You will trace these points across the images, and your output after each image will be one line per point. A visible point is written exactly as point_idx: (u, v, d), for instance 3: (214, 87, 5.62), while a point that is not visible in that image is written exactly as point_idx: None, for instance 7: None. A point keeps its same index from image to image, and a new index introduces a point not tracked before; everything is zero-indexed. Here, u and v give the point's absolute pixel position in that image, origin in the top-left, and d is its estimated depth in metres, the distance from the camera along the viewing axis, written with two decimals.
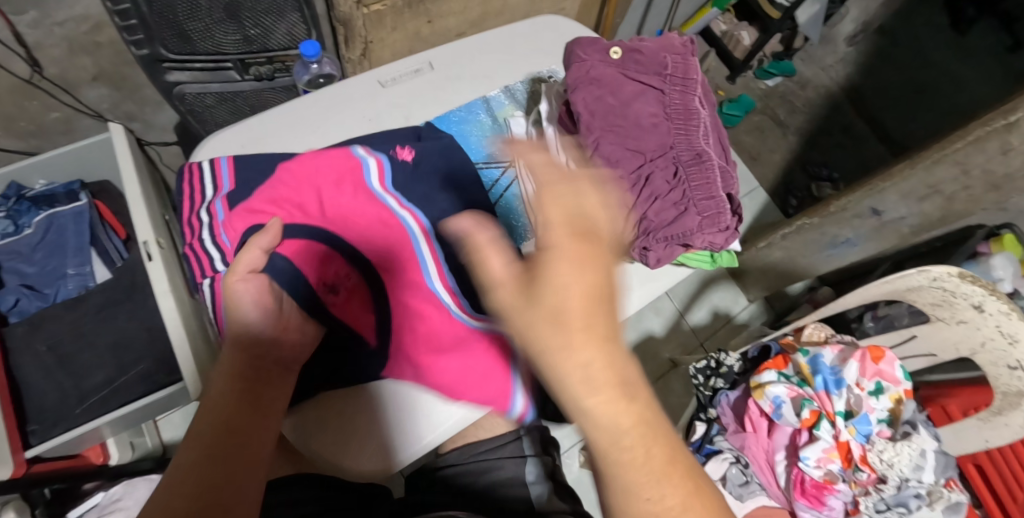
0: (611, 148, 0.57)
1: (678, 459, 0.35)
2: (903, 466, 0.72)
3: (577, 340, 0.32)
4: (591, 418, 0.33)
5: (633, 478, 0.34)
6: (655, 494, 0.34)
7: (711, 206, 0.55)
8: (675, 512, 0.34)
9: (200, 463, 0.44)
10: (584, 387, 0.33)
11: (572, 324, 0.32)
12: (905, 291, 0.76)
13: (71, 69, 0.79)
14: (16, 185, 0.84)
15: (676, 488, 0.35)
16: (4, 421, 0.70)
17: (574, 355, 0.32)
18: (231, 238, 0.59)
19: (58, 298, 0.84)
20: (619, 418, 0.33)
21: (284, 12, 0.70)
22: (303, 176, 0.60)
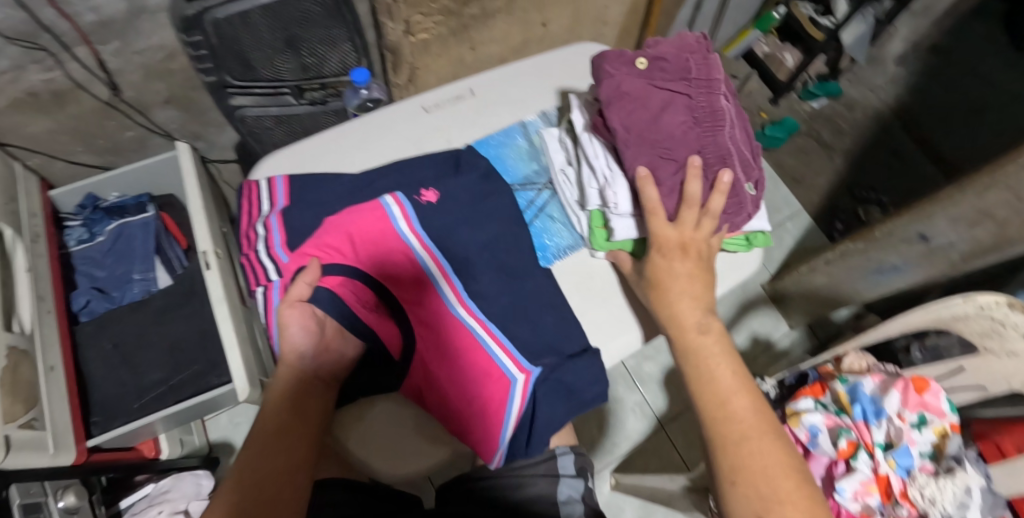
0: (647, 159, 0.59)
1: (755, 394, 0.54)
2: (947, 503, 0.66)
3: (669, 296, 0.59)
4: (687, 352, 0.57)
5: (714, 400, 0.54)
6: (730, 417, 0.52)
7: (736, 203, 0.61)
8: (746, 429, 0.52)
9: (253, 469, 0.51)
10: (679, 327, 0.58)
11: (670, 285, 0.59)
12: (951, 320, 0.73)
13: (145, 93, 0.87)
14: (93, 196, 0.93)
15: (748, 414, 0.53)
16: (71, 410, 0.77)
17: (669, 304, 0.59)
18: (283, 249, 0.61)
19: (125, 300, 0.91)
20: (704, 347, 0.56)
21: (338, 42, 0.76)
22: (339, 220, 0.62)
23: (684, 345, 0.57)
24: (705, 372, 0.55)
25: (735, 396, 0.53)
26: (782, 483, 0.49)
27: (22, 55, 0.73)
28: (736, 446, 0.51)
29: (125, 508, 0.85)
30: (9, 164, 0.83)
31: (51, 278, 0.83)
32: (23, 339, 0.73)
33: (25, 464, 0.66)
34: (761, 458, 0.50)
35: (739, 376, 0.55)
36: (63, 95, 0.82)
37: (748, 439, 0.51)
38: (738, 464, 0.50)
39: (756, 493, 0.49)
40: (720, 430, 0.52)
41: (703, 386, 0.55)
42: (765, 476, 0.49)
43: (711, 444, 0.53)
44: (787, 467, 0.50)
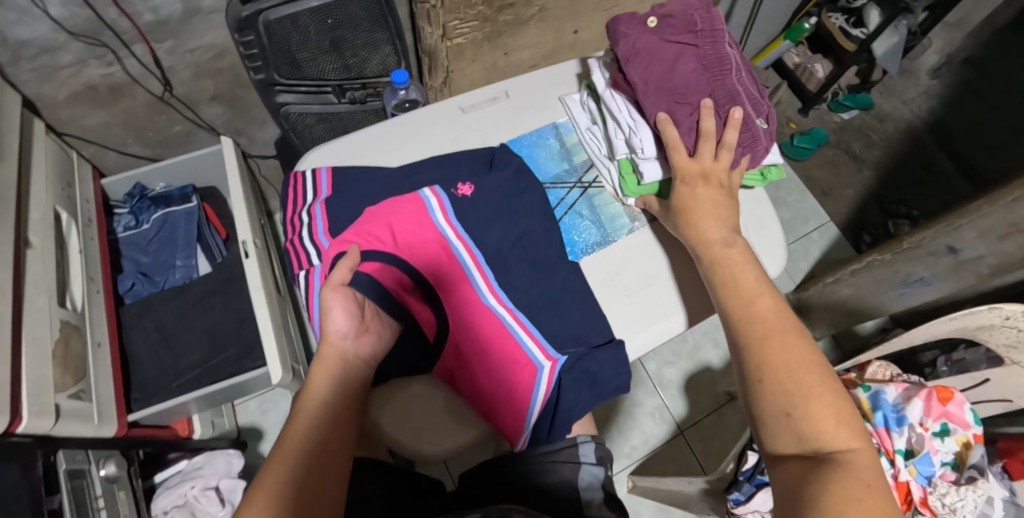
0: (665, 107, 0.63)
1: (779, 302, 0.55)
2: (969, 512, 0.67)
3: (695, 214, 0.61)
4: (713, 265, 0.58)
5: (739, 305, 0.55)
6: (755, 319, 0.54)
7: (750, 137, 0.64)
8: (769, 329, 0.52)
9: (303, 439, 0.53)
10: (705, 243, 0.59)
11: (694, 205, 0.61)
12: (975, 329, 0.72)
13: (195, 90, 0.92)
14: (140, 185, 0.97)
15: (772, 317, 0.53)
16: (114, 385, 0.81)
17: (694, 225, 0.60)
18: (325, 235, 0.65)
19: (167, 285, 0.96)
20: (727, 260, 0.58)
21: (380, 45, 0.79)
22: (379, 210, 0.64)
23: (711, 258, 0.59)
24: (732, 283, 0.56)
25: (763, 303, 0.54)
26: (805, 377, 0.50)
27: (85, 50, 0.79)
28: (761, 346, 0.52)
29: (159, 482, 0.89)
30: (67, 152, 0.89)
31: (100, 261, 0.88)
32: (74, 316, 0.78)
33: (72, 433, 0.70)
34: (787, 356, 0.51)
35: (762, 282, 0.56)
36: (120, 89, 0.87)
37: (771, 338, 0.52)
38: (766, 363, 0.51)
39: (783, 390, 0.50)
40: (745, 331, 0.53)
41: (729, 295, 0.56)
42: (790, 370, 0.50)
43: (739, 347, 0.53)
44: (811, 362, 0.51)
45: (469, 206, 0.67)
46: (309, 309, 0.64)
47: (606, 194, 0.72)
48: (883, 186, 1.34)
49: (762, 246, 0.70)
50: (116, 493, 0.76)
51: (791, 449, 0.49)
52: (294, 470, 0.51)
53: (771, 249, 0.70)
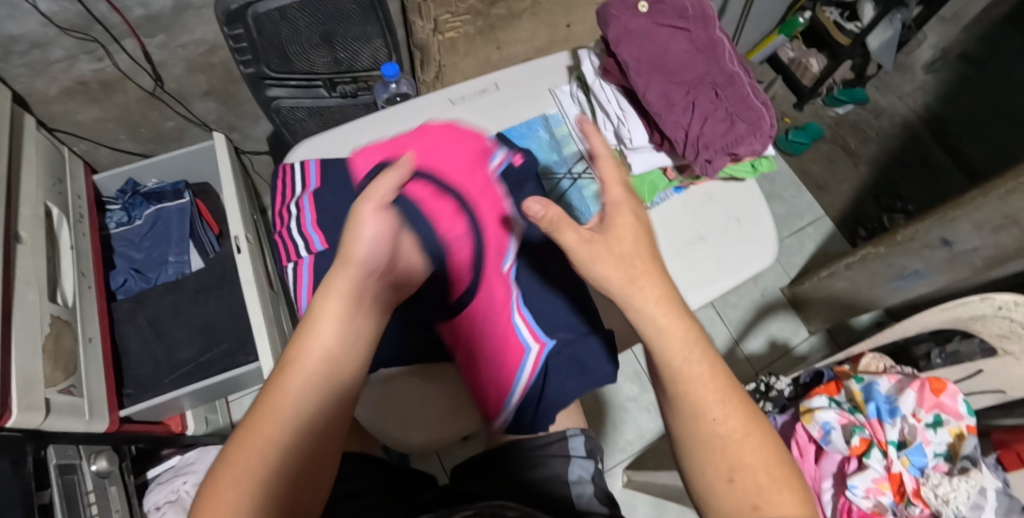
0: (659, 86, 0.62)
1: (736, 389, 0.42)
2: (961, 503, 0.65)
3: (640, 276, 0.43)
4: (657, 344, 0.42)
5: (698, 398, 0.41)
6: (714, 414, 0.41)
7: (752, 115, 0.62)
8: (730, 429, 0.41)
9: (305, 404, 0.43)
10: (654, 314, 0.42)
11: (634, 266, 0.43)
12: (968, 320, 0.72)
13: (188, 85, 0.92)
14: (132, 182, 0.98)
15: (732, 410, 0.42)
16: (106, 380, 0.81)
17: (636, 295, 0.43)
18: (314, 228, 0.64)
19: (159, 281, 0.96)
20: (675, 340, 0.42)
21: (371, 38, 0.79)
22: (432, 152, 0.65)
23: (657, 343, 0.42)
24: (669, 355, 0.42)
25: (713, 379, 0.42)
26: (772, 486, 0.40)
27: (75, 46, 0.78)
28: (721, 452, 0.41)
29: (152, 478, 0.90)
30: (58, 148, 0.89)
31: (92, 256, 0.88)
32: (65, 311, 0.78)
33: (63, 427, 0.70)
34: (754, 451, 0.41)
35: (718, 368, 0.43)
36: (111, 85, 0.87)
37: (732, 439, 0.41)
38: (732, 457, 0.40)
39: (755, 485, 0.40)
40: (699, 436, 0.41)
41: (668, 365, 0.42)
42: (756, 483, 0.40)
43: (690, 451, 0.42)
44: (778, 465, 0.41)
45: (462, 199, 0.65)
46: (297, 301, 0.64)
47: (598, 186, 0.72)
48: (878, 181, 1.34)
49: (753, 235, 0.70)
50: (107, 488, 0.74)
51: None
52: (288, 451, 0.41)
53: (763, 240, 0.70)
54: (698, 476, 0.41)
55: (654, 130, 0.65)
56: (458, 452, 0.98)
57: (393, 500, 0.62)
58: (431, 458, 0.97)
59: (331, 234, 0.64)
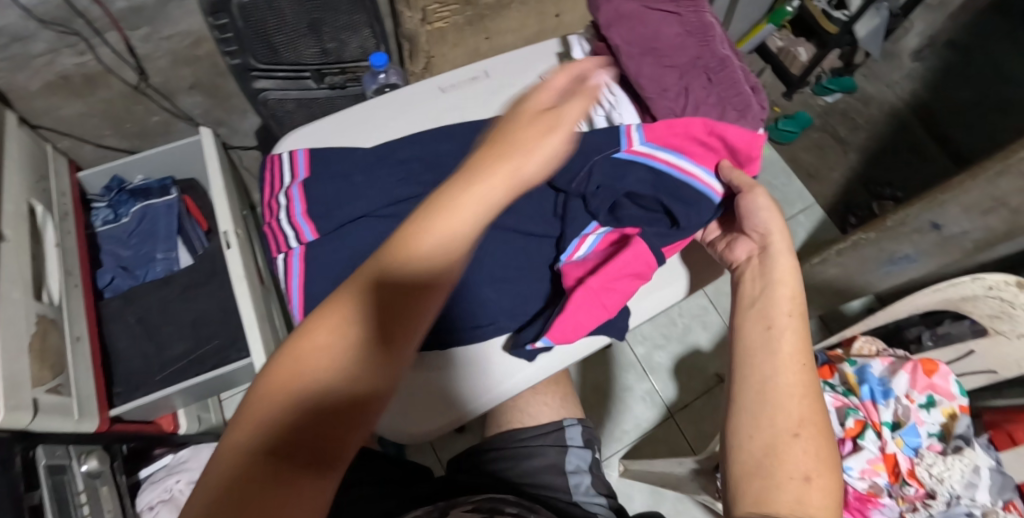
0: (651, 69, 0.62)
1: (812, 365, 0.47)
2: (955, 482, 0.66)
3: (787, 240, 0.55)
4: (779, 290, 0.51)
5: (788, 345, 0.47)
6: (793, 366, 0.46)
7: (742, 102, 0.62)
8: (800, 383, 0.46)
9: (274, 417, 0.36)
10: (780, 270, 0.53)
11: (779, 236, 0.55)
12: (960, 300, 0.73)
13: (173, 79, 0.91)
14: (118, 179, 0.96)
15: (808, 375, 0.46)
16: (95, 380, 0.80)
17: (780, 260, 0.54)
18: (306, 219, 0.63)
19: (148, 278, 0.95)
20: (793, 294, 0.50)
21: (358, 27, 0.78)
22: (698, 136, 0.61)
23: (772, 295, 0.51)
24: (783, 295, 0.51)
25: (802, 333, 0.48)
26: (811, 446, 0.43)
27: (56, 39, 0.77)
28: (789, 403, 0.45)
29: (144, 477, 0.88)
30: (41, 144, 0.87)
31: (78, 254, 0.87)
32: (52, 309, 0.76)
33: (52, 427, 0.69)
34: (819, 416, 0.45)
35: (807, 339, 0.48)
36: (94, 79, 0.85)
37: (799, 395, 0.45)
38: (801, 410, 0.44)
39: (814, 453, 0.43)
40: (770, 381, 0.46)
41: (777, 308, 0.50)
42: (806, 436, 0.43)
43: (762, 392, 0.46)
44: (825, 435, 0.44)
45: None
46: (287, 292, 0.63)
47: None
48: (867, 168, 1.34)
49: None
50: (98, 488, 0.73)
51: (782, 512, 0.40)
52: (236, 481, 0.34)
53: None
54: (763, 423, 0.44)
55: (643, 116, 0.66)
56: (454, 444, 0.97)
57: (390, 491, 0.61)
58: (426, 451, 0.97)
59: (322, 224, 0.63)
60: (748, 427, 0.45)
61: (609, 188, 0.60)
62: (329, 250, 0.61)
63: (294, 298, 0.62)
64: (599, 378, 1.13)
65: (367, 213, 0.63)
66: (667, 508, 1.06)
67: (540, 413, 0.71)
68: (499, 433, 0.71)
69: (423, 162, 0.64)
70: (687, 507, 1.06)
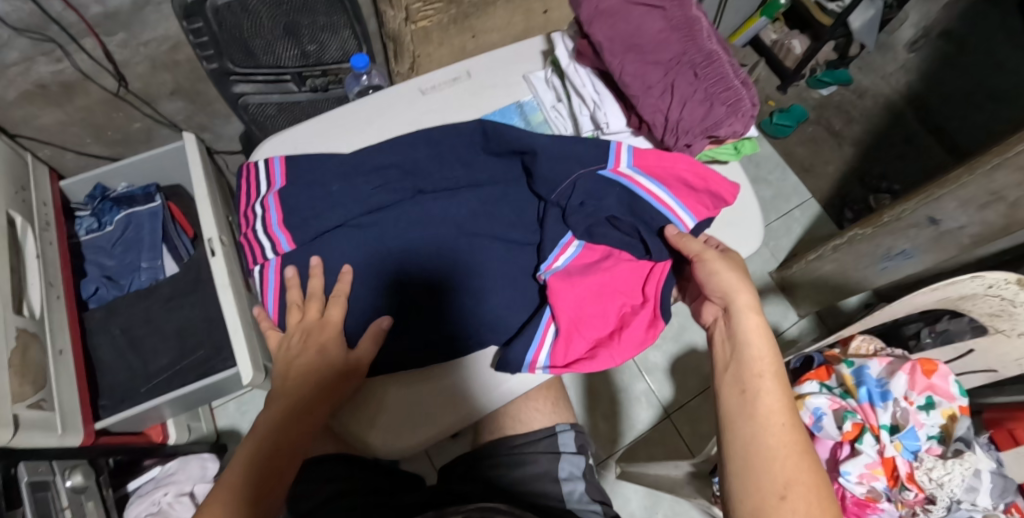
0: (635, 66, 0.60)
1: (796, 421, 0.48)
2: (956, 487, 0.63)
3: (746, 287, 0.55)
4: (747, 343, 0.52)
5: (765, 403, 0.49)
6: (771, 425, 0.47)
7: (732, 97, 0.59)
8: (783, 442, 0.47)
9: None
10: (745, 321, 0.53)
11: (737, 284, 0.55)
12: (959, 299, 0.71)
13: (153, 85, 0.89)
14: (101, 186, 0.94)
15: (790, 430, 0.47)
16: (79, 393, 0.78)
17: (743, 311, 0.53)
18: (281, 228, 0.62)
19: (132, 288, 0.93)
20: (758, 348, 0.51)
21: (338, 28, 0.76)
22: (678, 170, 0.61)
23: (744, 351, 0.52)
24: (752, 356, 0.51)
25: (778, 388, 0.49)
26: (801, 506, 0.44)
27: (31, 46, 0.75)
28: (777, 466, 0.46)
29: (132, 489, 0.88)
30: (22, 154, 0.85)
31: (60, 265, 0.85)
32: (33, 323, 0.75)
33: (34, 443, 0.67)
34: (810, 472, 0.46)
35: (785, 395, 0.49)
36: (72, 86, 0.83)
37: (781, 455, 0.46)
38: (785, 472, 0.45)
39: (805, 512, 0.44)
40: (753, 445, 0.47)
41: (748, 368, 0.51)
42: (795, 494, 0.45)
43: (747, 455, 0.47)
44: (818, 488, 0.45)
45: (441, 195, 0.64)
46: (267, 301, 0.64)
47: None
48: (864, 161, 1.32)
49: (737, 220, 0.69)
50: (84, 504, 0.72)
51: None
52: None
53: (749, 228, 0.68)
54: (753, 487, 0.46)
55: (629, 115, 0.64)
56: (447, 450, 0.96)
57: (379, 502, 0.60)
58: (420, 458, 0.96)
59: (298, 234, 0.62)
60: (740, 494, 0.46)
61: (588, 207, 0.60)
62: None
63: (269, 300, 0.63)
64: (594, 379, 1.12)
65: (344, 222, 0.63)
66: (665, 509, 1.05)
67: (530, 420, 0.70)
68: (492, 439, 0.70)
69: (403, 169, 0.63)
70: (684, 508, 1.05)
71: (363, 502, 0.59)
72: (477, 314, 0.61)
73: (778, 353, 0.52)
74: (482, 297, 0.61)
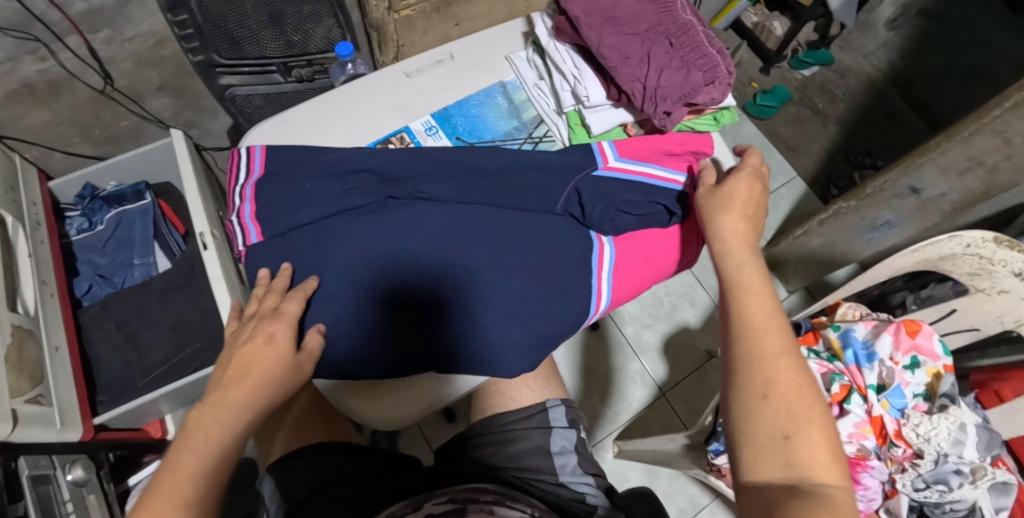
0: (613, 37, 0.61)
1: (784, 322, 0.47)
2: (941, 439, 0.65)
3: (731, 208, 0.54)
4: (726, 256, 0.51)
5: (750, 306, 0.47)
6: (758, 327, 0.46)
7: (707, 63, 0.61)
8: (769, 345, 0.45)
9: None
10: (724, 235, 0.53)
11: (721, 206, 0.55)
12: (939, 260, 0.72)
13: (139, 81, 0.89)
14: (90, 186, 0.94)
15: (776, 333, 0.46)
16: (76, 388, 0.79)
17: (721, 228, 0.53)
18: (252, 220, 0.60)
19: (126, 285, 0.94)
20: (741, 258, 0.51)
21: (322, 17, 0.77)
22: (659, 147, 0.63)
23: (726, 261, 0.51)
24: (736, 271, 0.50)
25: (761, 292, 0.48)
26: (789, 405, 0.42)
27: (16, 46, 0.76)
28: (763, 367, 0.44)
29: (133, 485, 0.87)
30: (10, 154, 0.85)
31: (52, 263, 0.85)
32: (28, 320, 0.75)
33: (34, 437, 0.68)
34: (797, 373, 0.44)
35: (772, 296, 0.48)
36: (58, 86, 0.84)
37: (768, 356, 0.44)
38: (766, 373, 0.44)
39: (786, 410, 0.42)
40: (743, 348, 0.46)
41: (730, 276, 0.50)
42: (778, 394, 0.43)
43: (736, 359, 0.46)
44: (805, 391, 0.43)
45: (416, 206, 0.60)
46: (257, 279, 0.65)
47: (557, 147, 0.70)
48: (848, 138, 1.34)
49: None
50: (86, 498, 0.73)
51: (775, 481, 0.41)
52: None
53: None
54: (735, 391, 0.45)
55: (609, 86, 0.64)
56: (445, 434, 0.97)
57: (376, 485, 0.61)
58: (418, 442, 0.97)
59: (269, 227, 0.59)
60: (733, 396, 0.45)
61: (602, 203, 0.60)
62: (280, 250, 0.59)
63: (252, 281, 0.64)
64: (585, 362, 1.13)
65: (314, 221, 0.59)
66: (663, 485, 1.06)
67: (524, 395, 0.71)
68: (483, 417, 0.71)
69: (377, 173, 0.60)
70: (681, 483, 1.07)
71: (362, 485, 0.60)
72: (462, 311, 0.57)
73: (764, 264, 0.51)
74: (464, 298, 0.57)
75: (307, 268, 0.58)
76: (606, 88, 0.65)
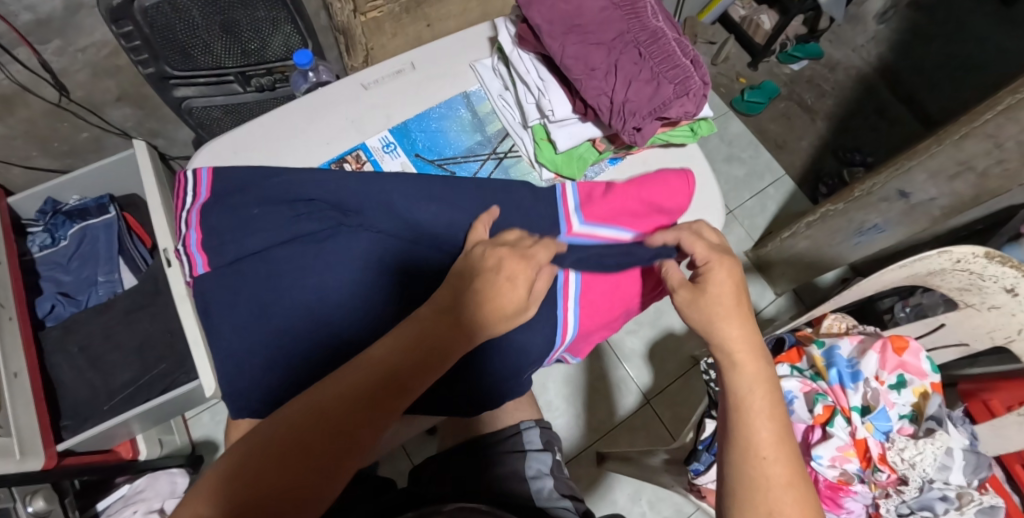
0: (576, 47, 0.58)
1: (791, 443, 0.45)
2: (927, 466, 0.63)
3: (737, 313, 0.49)
4: (734, 369, 0.48)
5: (756, 430, 0.45)
6: (763, 453, 0.44)
7: (678, 74, 0.58)
8: (774, 473, 0.43)
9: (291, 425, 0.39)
10: (730, 346, 0.48)
11: (725, 311, 0.49)
12: (927, 276, 0.70)
13: (96, 92, 0.86)
14: (52, 200, 0.91)
15: (780, 460, 0.44)
16: (38, 415, 0.76)
17: (729, 337, 0.48)
18: (199, 249, 0.56)
19: (90, 303, 0.91)
20: (751, 374, 0.48)
21: (279, 24, 0.73)
22: (627, 201, 0.61)
23: (733, 377, 0.48)
24: (741, 392, 0.47)
25: (767, 415, 0.46)
26: None
27: None
28: (765, 498, 0.43)
29: (102, 510, 0.85)
30: None
31: (12, 284, 0.82)
32: None
33: None
34: (797, 503, 0.43)
35: (778, 418, 0.46)
36: (9, 99, 0.80)
37: (772, 486, 0.43)
38: (769, 506, 0.42)
39: None
40: (742, 473, 0.44)
41: (732, 394, 0.47)
42: None
43: (737, 486, 0.44)
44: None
45: (366, 239, 0.56)
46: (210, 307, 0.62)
47: (522, 163, 0.68)
48: (839, 134, 1.30)
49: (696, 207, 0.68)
50: None
51: None
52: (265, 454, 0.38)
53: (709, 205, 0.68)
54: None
55: (574, 99, 0.61)
56: (426, 447, 0.96)
57: None
58: (399, 456, 0.96)
59: (215, 257, 0.56)
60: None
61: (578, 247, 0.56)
62: (229, 284, 0.56)
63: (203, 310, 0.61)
64: (583, 368, 1.11)
65: (263, 249, 0.56)
66: (648, 494, 1.05)
67: (497, 418, 0.71)
68: (458, 442, 0.71)
69: (329, 199, 0.57)
70: (666, 494, 1.05)
71: None
72: None
73: (774, 380, 0.48)
74: None
75: (257, 303, 0.55)
76: (572, 102, 0.62)
